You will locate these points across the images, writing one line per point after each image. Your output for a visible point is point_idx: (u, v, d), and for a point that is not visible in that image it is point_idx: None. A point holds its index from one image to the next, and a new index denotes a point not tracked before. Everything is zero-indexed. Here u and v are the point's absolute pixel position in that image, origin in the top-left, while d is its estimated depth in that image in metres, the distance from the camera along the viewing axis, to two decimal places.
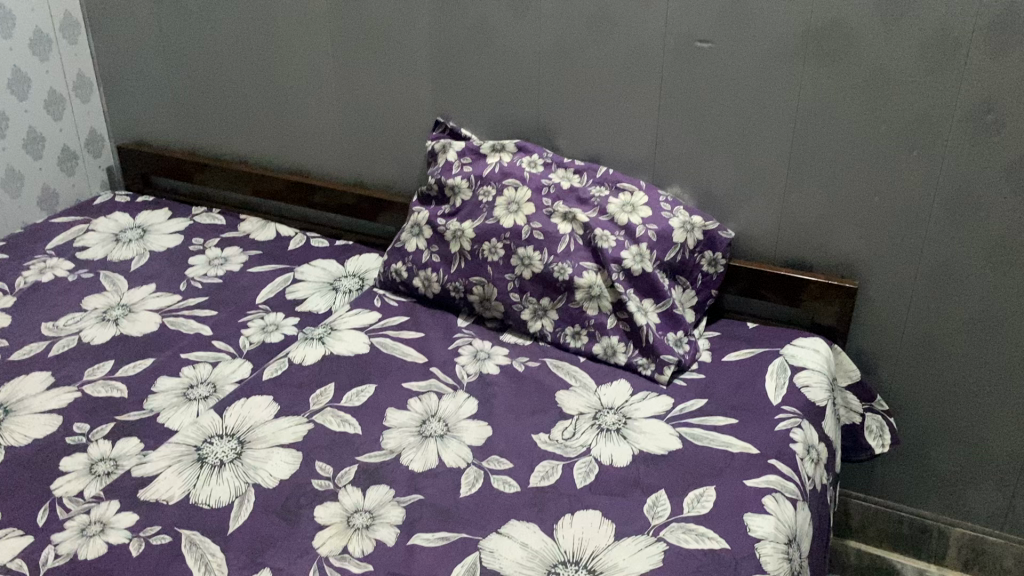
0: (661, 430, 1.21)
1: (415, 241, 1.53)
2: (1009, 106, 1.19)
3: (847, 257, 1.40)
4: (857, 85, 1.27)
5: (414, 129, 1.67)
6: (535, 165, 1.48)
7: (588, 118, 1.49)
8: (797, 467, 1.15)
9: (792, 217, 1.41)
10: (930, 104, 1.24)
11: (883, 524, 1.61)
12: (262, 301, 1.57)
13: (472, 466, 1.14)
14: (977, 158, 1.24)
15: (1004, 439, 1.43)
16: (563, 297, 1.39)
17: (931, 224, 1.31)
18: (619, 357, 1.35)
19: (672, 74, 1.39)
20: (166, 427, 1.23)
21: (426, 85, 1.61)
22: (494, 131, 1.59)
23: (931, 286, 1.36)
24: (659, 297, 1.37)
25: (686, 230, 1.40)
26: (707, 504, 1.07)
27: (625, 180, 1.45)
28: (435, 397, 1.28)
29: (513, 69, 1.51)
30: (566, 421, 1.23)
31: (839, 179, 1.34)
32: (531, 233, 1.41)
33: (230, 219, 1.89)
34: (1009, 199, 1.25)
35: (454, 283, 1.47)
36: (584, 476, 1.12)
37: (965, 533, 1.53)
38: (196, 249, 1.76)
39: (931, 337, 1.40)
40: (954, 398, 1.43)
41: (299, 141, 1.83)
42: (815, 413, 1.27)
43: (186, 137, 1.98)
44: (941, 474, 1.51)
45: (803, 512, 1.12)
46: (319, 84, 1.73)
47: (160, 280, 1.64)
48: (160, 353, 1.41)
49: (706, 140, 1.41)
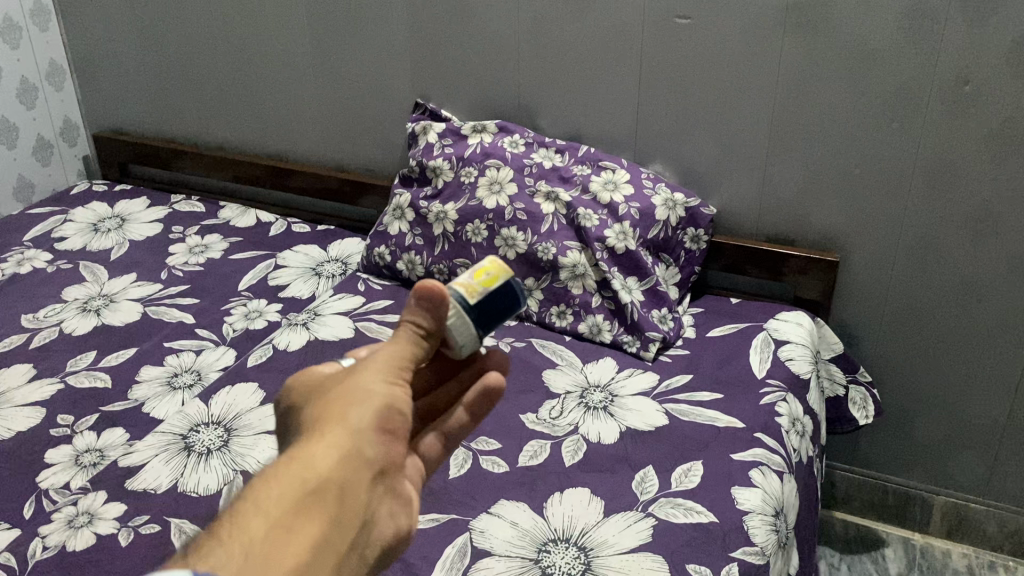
0: (647, 406, 1.22)
1: (398, 224, 1.52)
2: (987, 76, 1.20)
3: (829, 230, 1.41)
4: (836, 58, 1.27)
5: (393, 111, 1.66)
6: (517, 145, 1.47)
7: (568, 96, 1.49)
8: (783, 440, 1.17)
9: (774, 192, 1.42)
10: (909, 75, 1.24)
11: (868, 495, 1.63)
12: (244, 288, 1.56)
13: (460, 447, 1.14)
14: (956, 129, 1.25)
15: (985, 407, 1.45)
16: (548, 277, 1.39)
17: (912, 197, 1.32)
18: (604, 335, 1.36)
19: (652, 50, 1.38)
20: (152, 417, 1.22)
21: (404, 66, 1.60)
22: (474, 112, 1.58)
23: (912, 258, 1.37)
24: (643, 275, 1.38)
25: (668, 208, 1.41)
26: (694, 478, 1.08)
27: (607, 158, 1.45)
28: None
29: (492, 48, 1.50)
30: (553, 400, 1.23)
31: (820, 153, 1.35)
32: (514, 214, 1.40)
33: (210, 206, 1.87)
34: (988, 169, 1.26)
35: (438, 266, 1.47)
36: (572, 454, 1.13)
37: (947, 501, 1.56)
38: (176, 236, 1.75)
39: (913, 308, 1.42)
40: (937, 368, 1.45)
41: (277, 126, 1.81)
42: (799, 386, 1.28)
43: (163, 123, 1.95)
44: (925, 444, 1.53)
45: (789, 484, 1.13)
46: (295, 67, 1.71)
47: (141, 269, 1.63)
48: (144, 343, 1.40)
49: (687, 116, 1.41)
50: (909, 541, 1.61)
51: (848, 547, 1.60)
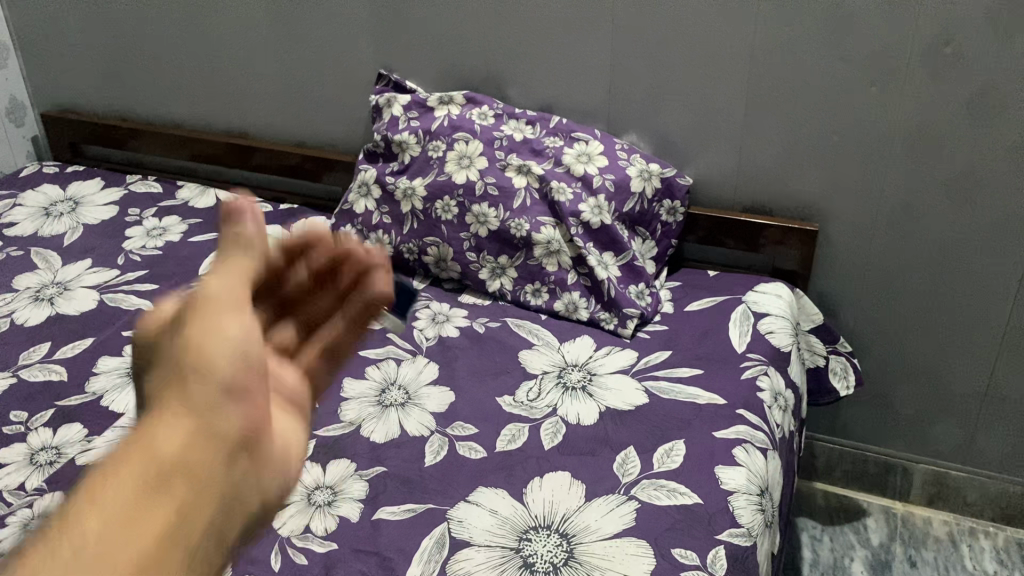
0: (627, 385, 1.18)
1: (364, 202, 1.47)
2: (967, 37, 1.17)
3: (807, 199, 1.38)
4: (813, 20, 1.23)
5: (356, 84, 1.60)
6: (485, 117, 1.42)
7: (537, 65, 1.43)
8: (766, 416, 1.14)
9: (750, 161, 1.38)
10: (888, 37, 1.20)
11: (849, 465, 1.62)
12: (205, 272, 1.50)
13: (435, 433, 1.10)
14: (936, 91, 1.22)
15: (965, 374, 1.44)
16: (522, 254, 1.35)
17: (891, 163, 1.30)
18: (581, 313, 1.32)
19: (622, 16, 1.33)
20: (111, 410, 1.16)
21: (365, 36, 1.53)
22: (440, 83, 1.53)
23: (892, 226, 1.35)
24: (619, 250, 1.34)
25: (643, 179, 1.37)
26: (677, 458, 1.05)
27: (579, 130, 1.40)
28: (394, 364, 1.23)
29: (457, 15, 1.44)
30: (530, 381, 1.19)
31: (797, 119, 1.31)
32: (485, 189, 1.36)
33: (167, 186, 1.80)
34: (968, 132, 1.23)
35: (407, 245, 1.42)
36: (551, 437, 1.09)
37: (927, 469, 1.56)
38: (132, 219, 1.67)
39: (893, 277, 1.40)
40: (917, 337, 1.44)
41: (235, 101, 1.74)
42: (780, 360, 1.25)
43: (115, 101, 1.87)
44: (904, 413, 1.52)
45: (773, 461, 1.10)
46: (252, 39, 1.64)
47: (96, 254, 1.56)
48: (101, 332, 1.34)
49: (660, 84, 1.37)
50: (889, 509, 1.60)
51: (830, 519, 1.59)
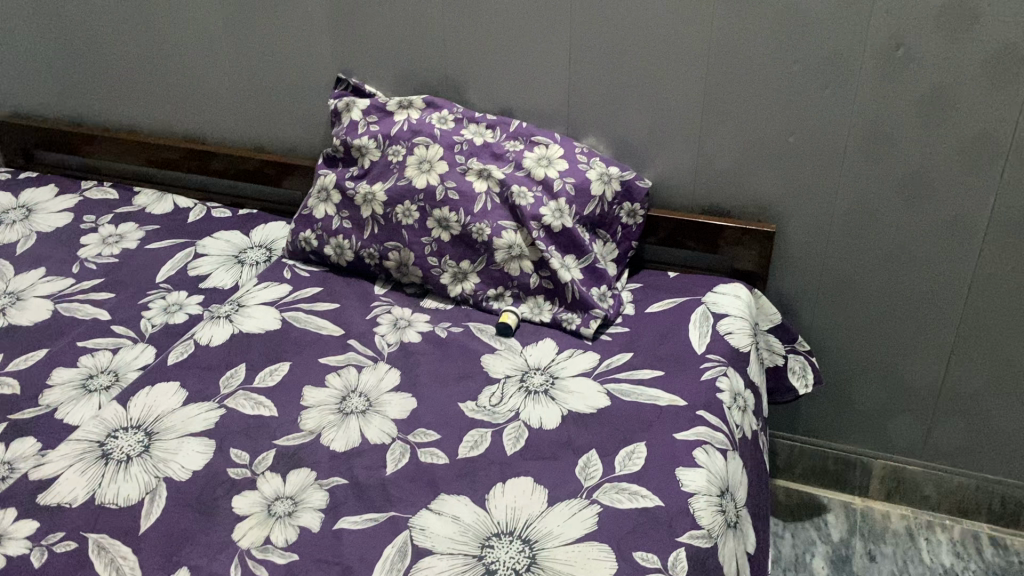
0: (589, 388, 1.19)
1: (324, 206, 1.45)
2: (918, 40, 1.19)
3: (765, 200, 1.39)
4: (768, 24, 1.24)
5: (314, 88, 1.58)
6: (445, 121, 1.42)
7: (496, 69, 1.43)
8: (726, 417, 1.15)
9: (708, 163, 1.39)
10: (840, 40, 1.22)
11: (809, 462, 1.64)
12: (162, 279, 1.48)
13: (397, 441, 1.10)
14: (889, 93, 1.24)
15: (921, 371, 1.46)
16: (483, 259, 1.35)
17: (846, 165, 1.31)
18: (544, 315, 1.33)
19: (581, 19, 1.33)
20: (65, 423, 1.14)
21: (323, 40, 1.52)
22: (398, 87, 1.52)
23: (848, 226, 1.37)
24: (581, 252, 1.34)
25: (603, 182, 1.37)
26: (639, 461, 1.06)
27: (539, 133, 1.40)
28: (355, 371, 1.22)
29: (415, 19, 1.44)
30: (492, 386, 1.19)
31: (754, 121, 1.32)
32: (445, 193, 1.35)
33: (123, 192, 1.77)
34: (920, 134, 1.25)
35: (368, 250, 1.41)
36: (514, 442, 1.09)
37: (886, 464, 1.58)
38: (87, 227, 1.64)
39: (850, 276, 1.42)
40: (874, 334, 1.46)
41: (192, 106, 1.72)
42: (739, 360, 1.26)
43: (68, 106, 1.84)
44: (863, 409, 1.54)
45: (733, 462, 1.11)
46: (208, 43, 1.62)
47: (50, 263, 1.53)
48: (55, 343, 1.31)
49: (619, 87, 1.37)
50: (850, 505, 1.63)
51: (791, 515, 1.61)
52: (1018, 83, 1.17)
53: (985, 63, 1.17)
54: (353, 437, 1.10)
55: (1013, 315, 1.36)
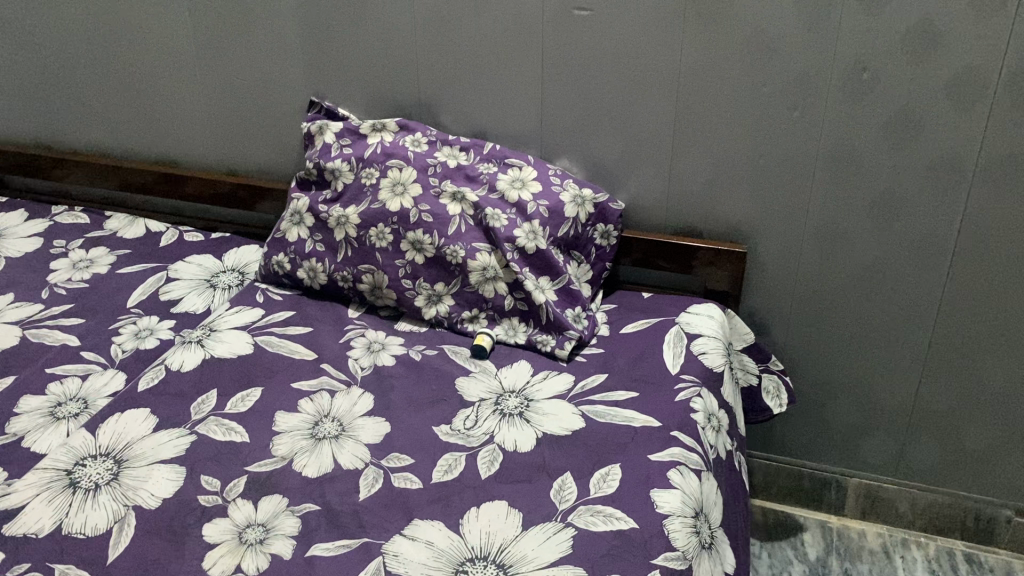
0: (564, 409, 1.18)
1: (297, 230, 1.45)
2: (883, 64, 1.21)
3: (736, 221, 1.40)
4: (737, 48, 1.26)
5: (288, 111, 1.58)
6: (419, 143, 1.42)
7: (469, 93, 1.44)
8: (700, 437, 1.15)
9: (680, 185, 1.40)
10: (807, 62, 1.24)
11: (785, 481, 1.65)
12: (134, 304, 1.46)
13: (370, 466, 1.09)
14: (856, 115, 1.25)
15: (894, 389, 1.47)
16: (458, 281, 1.35)
17: (815, 186, 1.33)
18: (519, 337, 1.33)
19: (553, 43, 1.34)
20: (32, 452, 1.12)
21: (296, 64, 1.52)
22: (372, 110, 1.52)
23: (819, 246, 1.38)
24: (555, 274, 1.34)
25: (577, 204, 1.38)
26: (613, 483, 1.05)
27: (513, 156, 1.41)
28: (328, 396, 1.21)
29: (388, 43, 1.44)
30: (466, 409, 1.19)
31: (725, 143, 1.34)
32: (419, 216, 1.35)
33: (95, 216, 1.76)
34: (887, 155, 1.27)
35: (342, 273, 1.40)
36: (488, 465, 1.09)
37: (860, 482, 1.59)
38: (58, 251, 1.63)
39: (822, 296, 1.43)
40: (846, 352, 1.47)
41: (164, 130, 1.71)
42: (713, 381, 1.27)
43: (39, 130, 1.82)
44: (837, 427, 1.55)
45: (708, 482, 1.11)
46: (180, 66, 1.61)
47: (19, 289, 1.51)
48: (23, 370, 1.29)
49: (591, 110, 1.38)
50: (825, 524, 1.63)
51: (768, 535, 1.61)
52: (982, 104, 1.19)
53: (950, 85, 1.19)
54: (326, 462, 1.09)
55: (982, 333, 1.37)
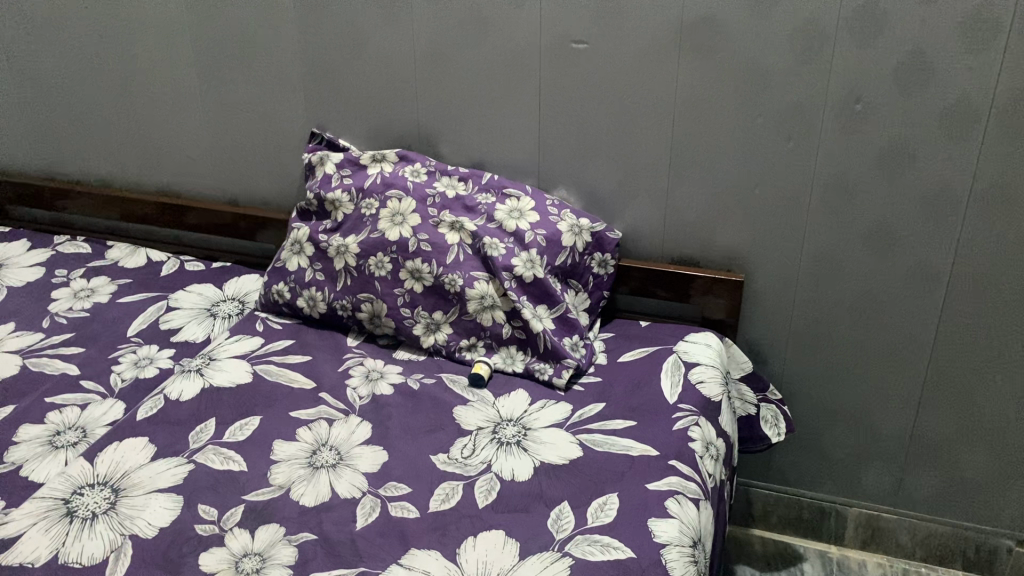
0: (561, 438, 1.19)
1: (297, 259, 1.46)
2: (876, 95, 1.22)
3: (733, 251, 1.41)
4: (732, 79, 1.27)
5: (289, 142, 1.60)
6: (418, 174, 1.43)
7: (468, 124, 1.46)
8: (698, 466, 1.15)
9: (676, 214, 1.42)
10: (801, 94, 1.25)
11: (784, 511, 1.64)
12: (134, 333, 1.47)
13: (368, 495, 1.09)
14: (850, 145, 1.27)
15: (893, 417, 1.47)
16: (456, 309, 1.36)
17: (811, 215, 1.34)
18: (517, 365, 1.33)
19: (550, 75, 1.36)
20: (30, 481, 1.12)
21: (297, 95, 1.54)
22: (372, 141, 1.54)
23: (816, 275, 1.39)
24: (553, 302, 1.35)
25: (574, 233, 1.39)
26: (611, 512, 1.05)
27: (511, 186, 1.42)
28: (326, 424, 1.22)
29: (388, 75, 1.46)
30: (464, 438, 1.19)
31: (721, 173, 1.35)
32: (418, 245, 1.36)
33: (96, 246, 1.77)
34: (881, 185, 1.28)
35: (341, 302, 1.41)
36: (485, 494, 1.09)
37: (860, 512, 1.58)
38: (59, 280, 1.64)
39: (819, 324, 1.43)
40: (845, 380, 1.47)
41: (166, 160, 1.73)
42: (711, 409, 1.27)
43: (43, 161, 1.84)
44: (836, 456, 1.55)
45: (706, 511, 1.11)
46: (183, 97, 1.63)
47: (20, 318, 1.52)
48: (22, 399, 1.30)
49: (588, 140, 1.40)
50: (825, 554, 1.62)
51: (768, 565, 1.60)
52: (974, 134, 1.21)
53: (942, 115, 1.21)
54: (324, 492, 1.09)
55: (979, 363, 1.38)
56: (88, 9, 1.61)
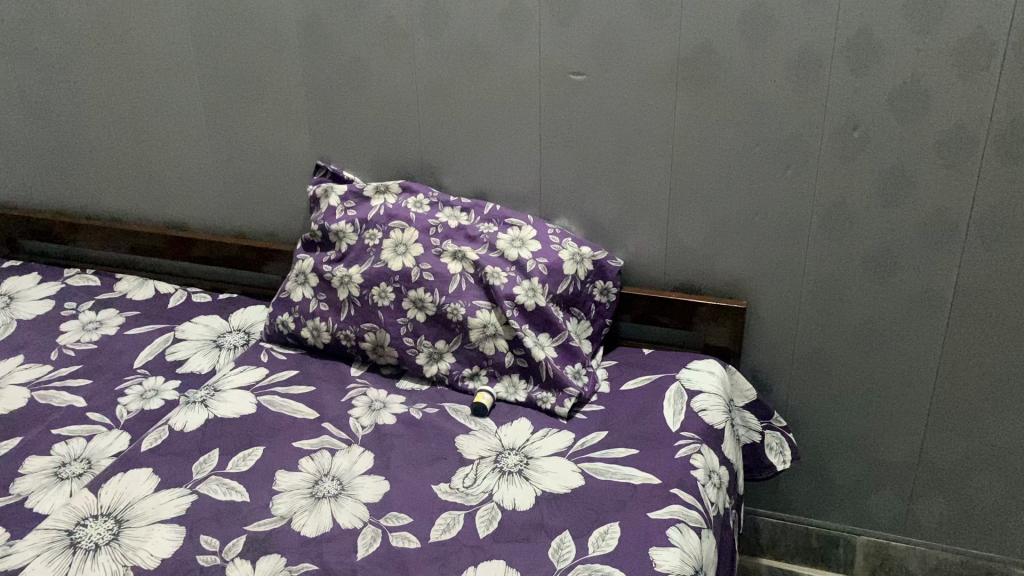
0: (563, 467, 1.18)
1: (301, 290, 1.47)
2: (873, 122, 1.23)
3: (735, 278, 1.42)
4: (729, 108, 1.29)
5: (294, 175, 1.62)
6: (421, 205, 1.45)
7: (470, 156, 1.48)
8: (700, 494, 1.14)
9: (678, 242, 1.42)
10: (798, 122, 1.26)
11: (793, 540, 1.62)
12: (140, 365, 1.48)
13: (369, 525, 1.09)
14: (849, 172, 1.27)
15: (900, 444, 1.46)
16: (459, 338, 1.36)
17: (811, 242, 1.34)
18: (520, 394, 1.34)
19: (550, 106, 1.38)
20: (35, 512, 1.13)
21: (302, 129, 1.57)
22: (375, 173, 1.56)
23: (818, 301, 1.39)
24: (554, 331, 1.35)
25: (576, 262, 1.40)
26: (612, 541, 1.05)
27: (512, 215, 1.44)
28: (328, 454, 1.22)
29: (391, 108, 1.48)
30: (465, 468, 1.19)
31: (721, 201, 1.36)
32: (421, 275, 1.37)
33: (106, 279, 1.79)
34: (880, 212, 1.29)
35: (345, 332, 1.42)
36: (486, 524, 1.08)
37: (869, 541, 1.56)
38: (68, 313, 1.66)
39: (822, 350, 1.43)
40: (851, 407, 1.46)
41: (174, 194, 1.75)
42: (713, 437, 1.26)
43: (54, 196, 1.87)
44: (844, 484, 1.53)
45: (708, 540, 1.10)
46: (191, 132, 1.66)
47: (29, 350, 1.53)
48: (29, 431, 1.31)
49: (589, 170, 1.41)
50: None
51: None
52: (972, 160, 1.21)
53: (939, 141, 1.21)
54: (319, 523, 1.09)
55: (983, 389, 1.37)
56: (99, 48, 1.64)
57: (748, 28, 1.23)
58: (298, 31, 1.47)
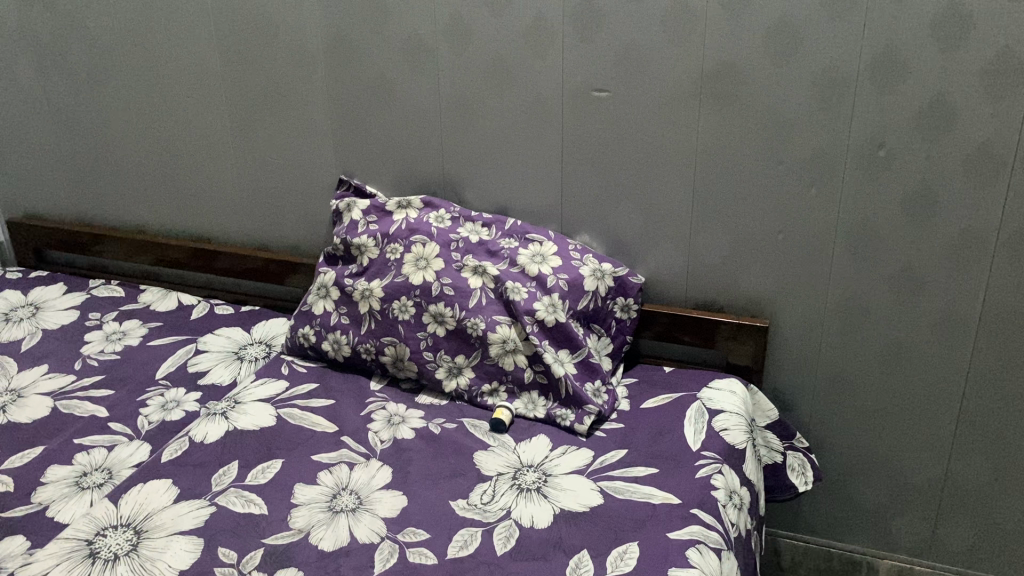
0: (582, 485, 1.18)
1: (322, 302, 1.47)
2: (899, 141, 1.22)
3: (757, 297, 1.41)
4: (753, 126, 1.28)
5: (317, 189, 1.63)
6: (442, 220, 1.45)
7: (493, 173, 1.48)
8: (720, 515, 1.13)
9: (699, 260, 1.42)
10: (822, 141, 1.25)
11: (814, 562, 1.60)
12: (162, 376, 1.49)
13: (386, 540, 1.08)
14: (874, 191, 1.26)
15: (925, 466, 1.44)
16: (478, 353, 1.36)
17: (835, 261, 1.33)
18: (539, 411, 1.33)
19: (573, 123, 1.38)
20: (56, 521, 1.14)
21: (326, 144, 1.58)
22: (397, 188, 1.56)
23: (841, 321, 1.38)
24: (575, 347, 1.35)
25: (597, 278, 1.39)
26: (630, 561, 1.04)
27: (534, 231, 1.43)
28: (347, 468, 1.22)
29: (414, 124, 1.49)
30: (484, 484, 1.18)
31: (743, 219, 1.35)
32: (441, 289, 1.37)
33: (129, 290, 1.81)
34: (905, 231, 1.27)
35: (365, 345, 1.42)
36: (504, 541, 1.08)
37: (892, 565, 1.54)
38: (93, 324, 1.67)
39: (846, 370, 1.41)
40: (875, 428, 1.44)
41: (199, 207, 1.77)
42: (734, 457, 1.25)
43: (82, 207, 1.89)
44: (867, 506, 1.51)
45: (729, 561, 1.09)
46: (216, 146, 1.68)
47: (53, 360, 1.55)
48: (52, 440, 1.32)
49: (610, 186, 1.41)
50: None
51: None
52: (999, 180, 1.20)
53: (965, 161, 1.20)
54: (343, 536, 1.09)
55: (1012, 412, 1.34)
56: (128, 63, 1.67)
57: (772, 46, 1.22)
58: (323, 47, 1.49)
